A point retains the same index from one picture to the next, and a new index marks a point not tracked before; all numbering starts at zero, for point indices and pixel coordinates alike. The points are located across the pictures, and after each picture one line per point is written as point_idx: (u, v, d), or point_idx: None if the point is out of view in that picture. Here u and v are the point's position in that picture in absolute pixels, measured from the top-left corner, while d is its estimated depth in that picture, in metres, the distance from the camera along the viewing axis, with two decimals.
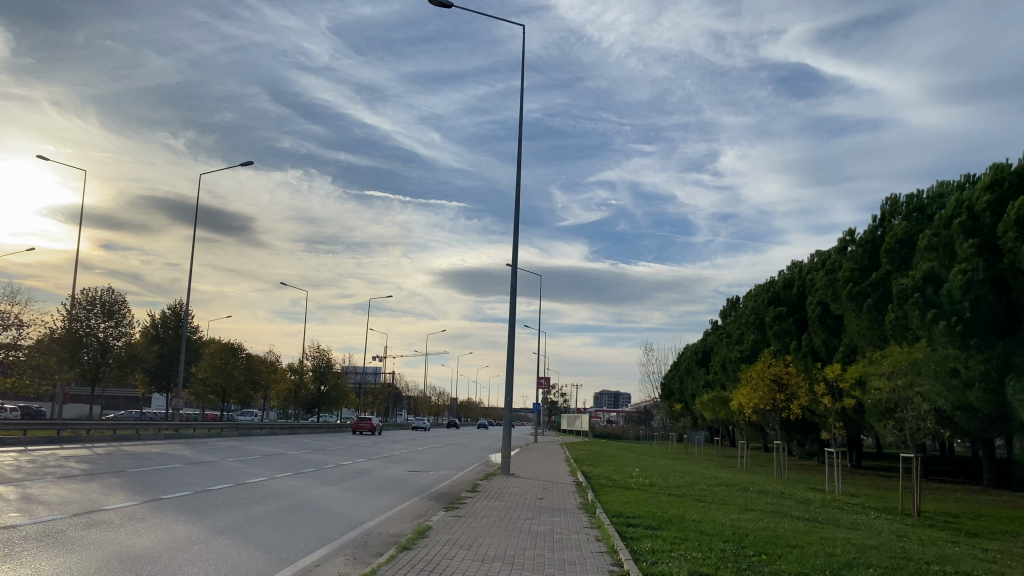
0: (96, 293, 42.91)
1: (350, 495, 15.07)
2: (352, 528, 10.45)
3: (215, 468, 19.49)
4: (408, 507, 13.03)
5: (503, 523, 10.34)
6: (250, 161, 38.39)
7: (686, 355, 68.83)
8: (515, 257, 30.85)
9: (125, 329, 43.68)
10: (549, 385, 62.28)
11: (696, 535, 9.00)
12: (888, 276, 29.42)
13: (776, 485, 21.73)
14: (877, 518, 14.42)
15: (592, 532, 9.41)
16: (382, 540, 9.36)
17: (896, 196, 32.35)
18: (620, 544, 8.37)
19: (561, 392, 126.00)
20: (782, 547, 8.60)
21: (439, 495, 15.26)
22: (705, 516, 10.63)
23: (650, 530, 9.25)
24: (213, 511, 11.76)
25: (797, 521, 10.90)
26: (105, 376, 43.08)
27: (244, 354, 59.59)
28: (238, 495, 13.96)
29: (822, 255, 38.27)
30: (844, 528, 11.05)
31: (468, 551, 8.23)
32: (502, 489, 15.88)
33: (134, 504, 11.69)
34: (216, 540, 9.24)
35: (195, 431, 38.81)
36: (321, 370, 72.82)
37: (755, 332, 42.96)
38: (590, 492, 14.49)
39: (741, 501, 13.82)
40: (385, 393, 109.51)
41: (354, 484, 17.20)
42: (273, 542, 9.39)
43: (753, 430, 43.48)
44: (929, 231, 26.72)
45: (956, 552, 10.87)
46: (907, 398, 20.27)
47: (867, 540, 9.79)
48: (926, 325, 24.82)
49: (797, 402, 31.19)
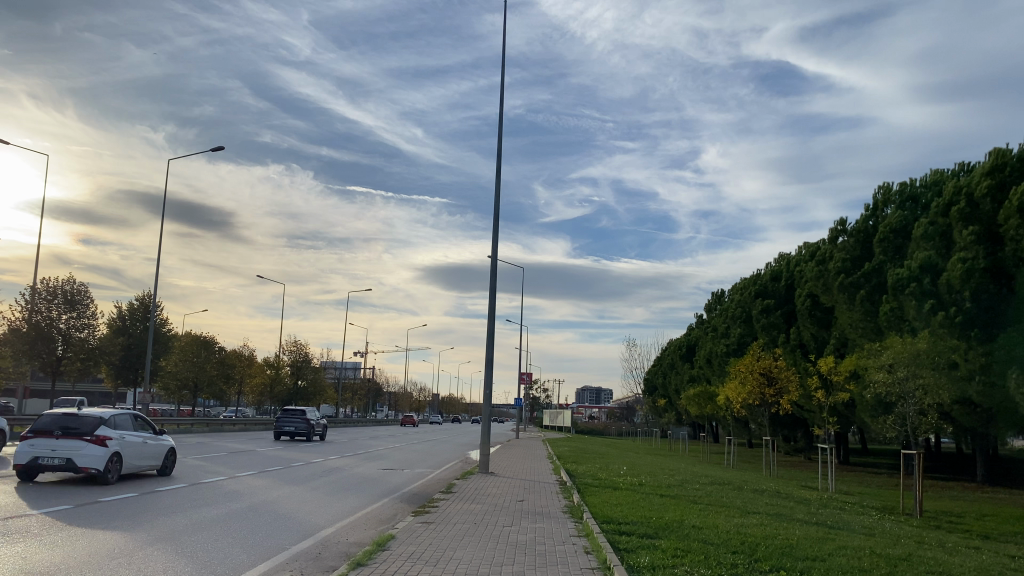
0: (57, 283, 41.25)
1: (313, 497, 13.78)
2: (308, 539, 9.13)
3: (172, 466, 18.18)
4: (375, 511, 11.71)
5: (479, 530, 9.16)
6: (220, 146, 37.27)
7: (670, 351, 68.03)
8: (494, 246, 29.74)
9: (88, 321, 42.06)
10: (529, 380, 61.11)
11: (701, 545, 7.87)
12: (882, 267, 28.48)
13: (769, 483, 20.76)
14: (884, 521, 13.45)
15: (580, 542, 8.26)
16: (336, 552, 8.20)
17: (888, 184, 31.45)
18: (614, 559, 7.17)
19: (542, 388, 125.48)
20: (800, 561, 7.46)
21: (411, 496, 13.97)
22: (706, 522, 9.48)
23: (648, 539, 8.12)
24: (153, 516, 10.44)
25: (811, 529, 9.75)
26: (67, 370, 41.44)
27: (216, 348, 58.03)
28: (185, 497, 12.67)
29: (811, 247, 37.43)
30: (861, 534, 9.94)
31: (433, 567, 7.01)
32: (480, 490, 14.63)
33: (61, 509, 10.38)
34: (143, 554, 7.94)
35: (162, 427, 37.28)
36: (299, 364, 71.03)
37: (742, 326, 41.98)
38: (576, 494, 13.26)
39: (741, 503, 12.72)
40: (365, 388, 108.01)
41: (319, 484, 15.89)
42: (208, 555, 8.08)
43: (740, 426, 42.47)
44: (925, 220, 25.78)
45: (985, 561, 9.79)
46: (910, 391, 19.15)
47: (896, 552, 8.64)
48: (923, 318, 23.88)
49: (787, 396, 30.17)
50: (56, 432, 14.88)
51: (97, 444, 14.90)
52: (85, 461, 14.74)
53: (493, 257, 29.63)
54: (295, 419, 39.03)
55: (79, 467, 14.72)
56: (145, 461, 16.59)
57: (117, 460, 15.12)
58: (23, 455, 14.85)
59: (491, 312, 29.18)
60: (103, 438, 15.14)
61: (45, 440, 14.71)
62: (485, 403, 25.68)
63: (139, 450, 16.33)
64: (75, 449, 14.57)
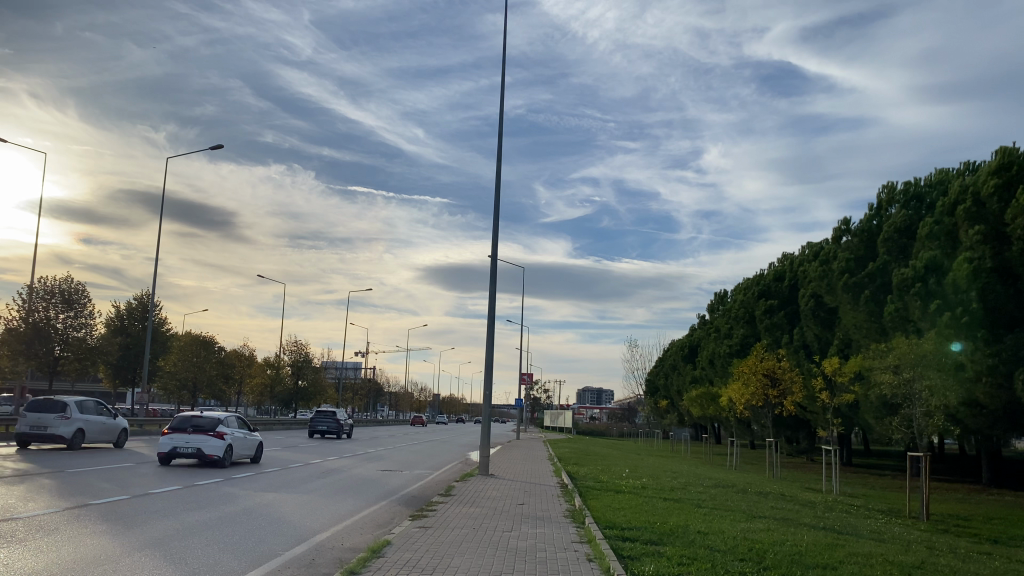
0: (55, 282, 41.06)
1: (310, 499, 13.54)
2: (301, 545, 8.85)
3: (169, 468, 17.95)
4: (371, 515, 11.44)
5: (478, 536, 8.91)
6: (218, 145, 37.03)
7: (672, 352, 67.78)
8: (494, 246, 29.53)
9: (85, 320, 41.86)
10: (530, 381, 60.92)
11: (707, 553, 7.61)
12: (887, 267, 28.21)
13: (772, 485, 20.51)
14: (891, 526, 13.21)
15: (582, 550, 7.99)
16: (330, 558, 7.98)
17: (892, 184, 31.19)
18: (617, 567, 6.91)
19: (543, 389, 125.35)
20: (810, 569, 7.19)
21: (409, 498, 13.72)
22: (711, 527, 9.21)
23: (651, 546, 7.87)
24: (143, 520, 10.17)
25: (820, 534, 9.49)
26: (64, 370, 41.24)
27: (216, 348, 57.82)
28: (178, 500, 12.42)
29: (815, 246, 37.20)
30: (871, 540, 9.69)
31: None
32: (479, 493, 14.36)
33: (50, 512, 10.13)
34: (129, 561, 7.69)
35: (160, 427, 37.03)
36: (299, 364, 70.81)
37: (745, 326, 41.72)
38: (578, 497, 12.99)
39: (746, 507, 12.46)
40: (366, 388, 107.81)
41: (316, 486, 15.64)
42: (196, 561, 7.84)
43: (742, 427, 42.22)
44: (930, 219, 25.49)
45: (998, 568, 9.52)
46: (916, 392, 18.87)
47: (909, 559, 8.38)
48: (928, 318, 23.62)
49: (790, 397, 29.95)
50: (187, 429, 19.88)
51: (218, 438, 19.77)
52: (210, 449, 19.73)
53: (493, 257, 29.40)
54: (326, 419, 44.48)
55: (207, 454, 19.72)
56: (245, 450, 21.64)
57: (233, 450, 20.01)
58: (163, 445, 19.68)
59: (491, 313, 28.96)
60: (221, 433, 20.09)
61: (181, 434, 19.66)
62: (485, 403, 25.44)
63: (243, 442, 21.25)
64: (204, 442, 19.54)
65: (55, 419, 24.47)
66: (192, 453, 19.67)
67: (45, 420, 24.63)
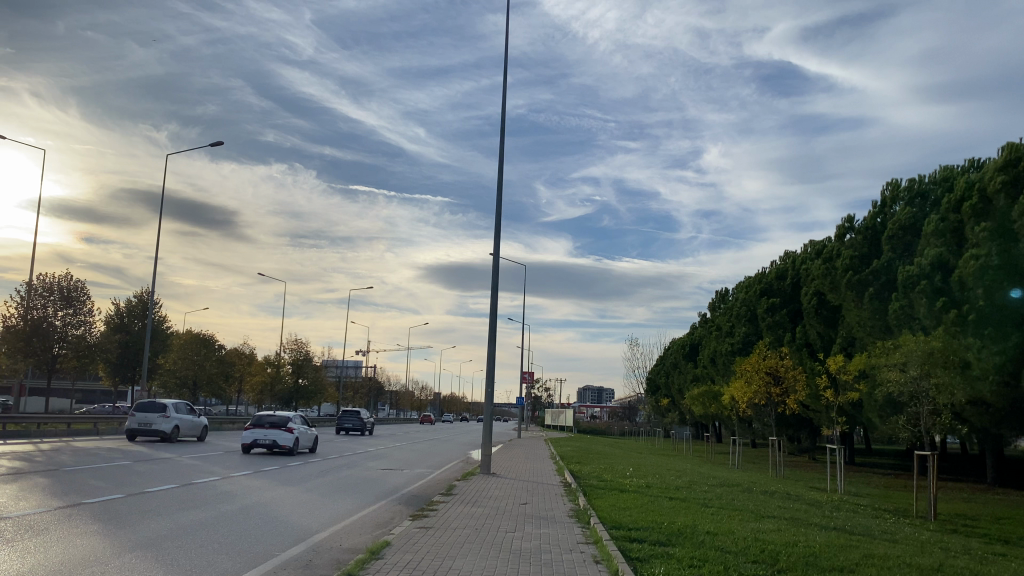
0: (54, 279, 40.80)
1: (309, 498, 13.30)
2: (297, 546, 8.56)
3: (166, 467, 17.70)
4: (370, 515, 11.20)
5: (480, 537, 8.67)
6: (218, 142, 36.79)
7: (673, 350, 67.57)
8: (496, 244, 29.31)
9: (84, 318, 41.63)
10: (531, 380, 60.75)
11: (718, 553, 7.38)
12: (892, 264, 27.95)
13: (777, 484, 20.27)
14: (898, 526, 13.01)
15: (588, 551, 7.74)
16: (327, 561, 7.73)
17: (897, 180, 30.95)
18: (625, 569, 6.68)
19: (543, 387, 125.23)
20: (825, 571, 6.96)
21: (409, 498, 13.48)
22: (719, 528, 8.96)
23: (660, 547, 7.65)
24: (135, 519, 9.90)
25: (833, 535, 9.25)
26: (62, 367, 40.98)
27: (216, 346, 57.60)
28: (173, 499, 12.17)
29: (818, 244, 36.98)
30: (884, 541, 9.48)
31: None
32: (480, 492, 14.13)
33: (40, 511, 9.90)
34: (119, 563, 7.42)
35: None
36: (299, 363, 70.61)
37: (747, 324, 41.44)
38: (581, 497, 12.75)
39: (752, 507, 12.24)
40: (366, 387, 107.59)
41: (315, 486, 15.39)
42: (189, 563, 7.58)
43: (744, 426, 42.00)
44: (935, 216, 25.23)
45: (1014, 569, 9.29)
46: (923, 390, 18.60)
47: (924, 561, 8.14)
48: (934, 316, 23.41)
49: (794, 396, 29.74)
50: (265, 425, 24.65)
51: (289, 432, 24.59)
52: (282, 441, 24.52)
53: (494, 255, 29.18)
54: (352, 416, 49.94)
55: (279, 445, 24.42)
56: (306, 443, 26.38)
57: (300, 442, 24.55)
58: (245, 437, 24.43)
59: (492, 310, 28.75)
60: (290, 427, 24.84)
61: (260, 429, 24.46)
62: (486, 401, 25.21)
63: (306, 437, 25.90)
64: (278, 434, 24.35)
65: (156, 418, 29.43)
66: (268, 444, 24.37)
67: (148, 418, 28.44)
